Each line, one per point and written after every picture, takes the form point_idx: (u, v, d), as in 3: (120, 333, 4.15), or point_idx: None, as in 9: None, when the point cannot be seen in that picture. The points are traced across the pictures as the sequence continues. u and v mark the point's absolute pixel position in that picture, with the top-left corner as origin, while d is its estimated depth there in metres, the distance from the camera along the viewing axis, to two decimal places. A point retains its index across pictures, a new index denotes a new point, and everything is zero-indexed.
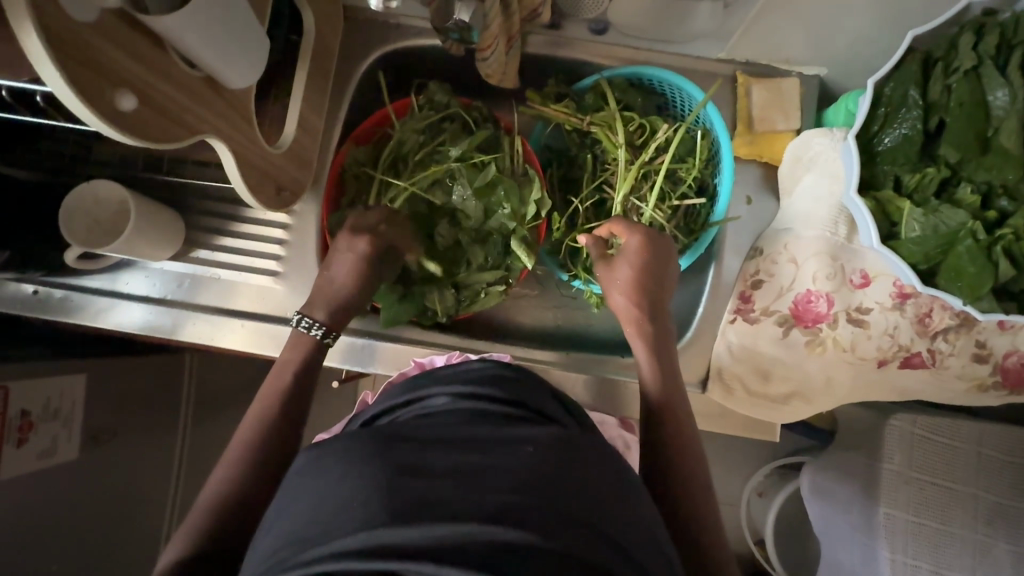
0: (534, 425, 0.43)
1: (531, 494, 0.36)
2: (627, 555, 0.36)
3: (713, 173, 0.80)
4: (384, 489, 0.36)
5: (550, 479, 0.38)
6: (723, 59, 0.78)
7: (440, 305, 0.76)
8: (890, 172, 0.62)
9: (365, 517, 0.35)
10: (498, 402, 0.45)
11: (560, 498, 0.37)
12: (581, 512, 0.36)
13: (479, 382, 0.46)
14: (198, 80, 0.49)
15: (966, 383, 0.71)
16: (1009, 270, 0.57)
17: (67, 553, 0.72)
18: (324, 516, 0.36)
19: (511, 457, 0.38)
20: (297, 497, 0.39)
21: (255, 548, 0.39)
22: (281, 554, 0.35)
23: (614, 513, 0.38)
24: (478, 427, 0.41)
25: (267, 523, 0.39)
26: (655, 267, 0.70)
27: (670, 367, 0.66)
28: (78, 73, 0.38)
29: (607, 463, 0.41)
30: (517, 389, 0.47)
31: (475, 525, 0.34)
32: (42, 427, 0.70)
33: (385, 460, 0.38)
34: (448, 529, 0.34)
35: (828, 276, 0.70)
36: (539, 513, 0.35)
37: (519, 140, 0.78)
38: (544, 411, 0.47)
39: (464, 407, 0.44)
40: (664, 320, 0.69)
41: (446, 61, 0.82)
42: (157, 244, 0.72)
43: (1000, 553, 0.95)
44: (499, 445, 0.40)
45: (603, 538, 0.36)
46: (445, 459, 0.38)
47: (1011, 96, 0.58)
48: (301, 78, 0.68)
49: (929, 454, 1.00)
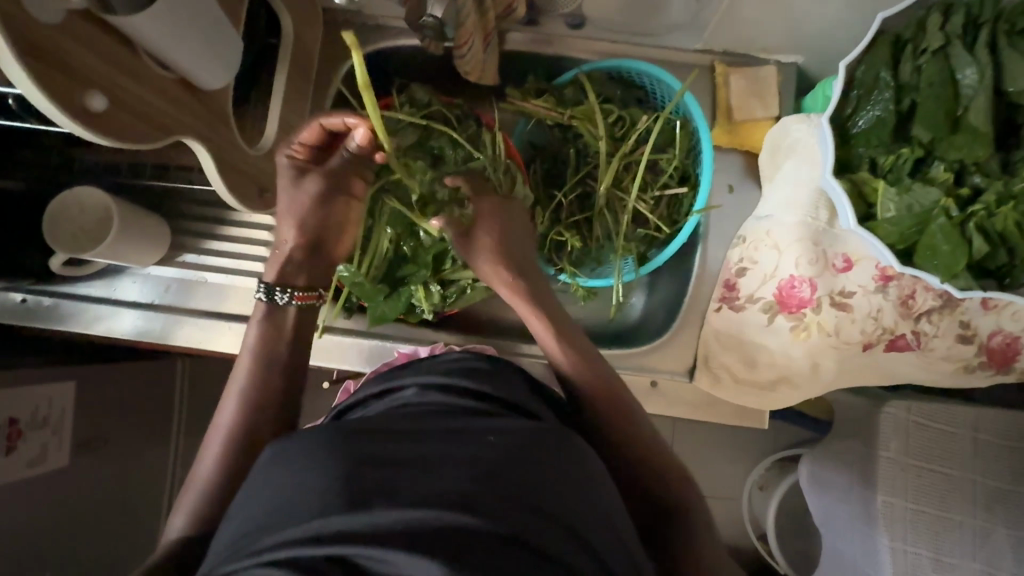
0: (499, 418, 0.45)
1: (489, 479, 0.38)
2: (584, 535, 0.38)
3: (694, 163, 0.81)
4: (343, 477, 0.38)
5: (507, 467, 0.40)
6: (701, 50, 0.79)
7: (426, 302, 0.77)
8: (867, 155, 0.63)
9: (322, 505, 0.37)
10: (468, 396, 0.48)
11: (516, 483, 0.39)
12: (541, 495, 0.39)
13: (452, 378, 0.49)
14: (171, 80, 0.50)
15: (952, 365, 0.71)
16: (982, 246, 0.58)
17: (59, 562, 0.72)
18: (283, 506, 0.38)
19: (470, 447, 0.41)
20: (262, 493, 0.40)
21: (222, 538, 0.40)
22: (240, 542, 0.37)
23: (570, 500, 0.40)
24: (444, 420, 0.44)
25: (233, 514, 0.41)
26: (506, 229, 0.71)
27: (578, 339, 0.66)
28: (46, 73, 0.38)
29: (573, 452, 0.44)
30: (489, 382, 0.50)
31: (428, 510, 0.36)
32: (31, 435, 0.69)
33: (347, 452, 0.40)
34: (399, 514, 0.35)
35: (811, 260, 0.69)
36: (497, 498, 0.37)
37: (500, 136, 0.78)
38: (515, 404, 0.49)
39: (434, 399, 0.47)
40: (537, 280, 0.70)
41: (427, 60, 0.83)
42: (142, 249, 0.72)
43: (998, 536, 0.95)
44: (461, 437, 0.42)
45: (553, 520, 0.37)
46: (407, 450, 0.41)
47: (980, 74, 0.59)
48: (280, 80, 0.69)
49: (925, 440, 0.99)
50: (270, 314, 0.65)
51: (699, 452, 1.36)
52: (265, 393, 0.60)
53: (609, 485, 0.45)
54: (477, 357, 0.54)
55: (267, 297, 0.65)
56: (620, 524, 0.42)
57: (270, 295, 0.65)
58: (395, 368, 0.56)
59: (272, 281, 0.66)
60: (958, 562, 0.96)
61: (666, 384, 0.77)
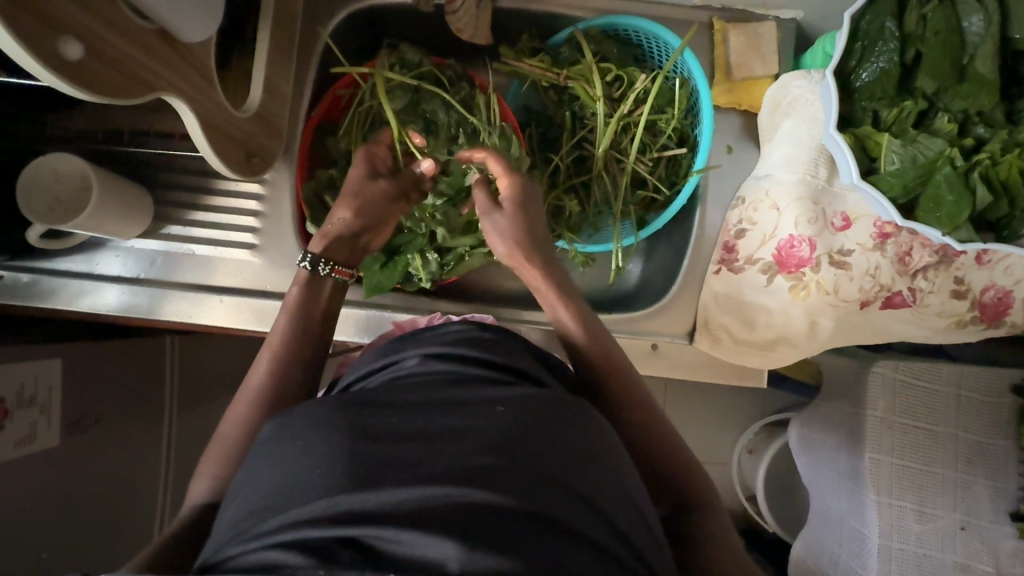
0: (505, 385, 0.45)
1: (501, 452, 0.38)
2: (591, 503, 0.38)
3: (693, 123, 0.80)
4: (347, 454, 0.39)
5: (516, 439, 0.40)
6: (699, 6, 0.77)
7: (423, 271, 0.76)
8: (869, 109, 0.63)
9: (328, 484, 0.37)
10: (471, 363, 0.47)
11: (530, 457, 0.39)
12: (552, 466, 0.39)
13: (452, 346, 0.49)
14: (151, 33, 0.47)
15: (946, 320, 0.71)
16: (986, 196, 0.58)
17: (51, 541, 0.71)
18: (287, 485, 0.38)
19: (478, 418, 0.41)
20: (262, 470, 0.41)
21: (226, 512, 0.41)
22: (240, 524, 0.38)
23: (575, 467, 0.40)
24: (448, 391, 0.44)
25: (232, 495, 0.42)
26: (532, 211, 0.70)
27: (593, 323, 0.66)
28: (18, 19, 0.36)
29: (579, 416, 0.44)
30: (493, 349, 0.49)
31: (440, 488, 0.36)
32: (19, 414, 0.67)
33: (348, 428, 0.40)
34: (410, 493, 0.36)
35: (810, 220, 0.69)
36: (513, 473, 0.37)
37: (495, 99, 0.77)
38: (520, 370, 0.49)
39: (436, 368, 0.47)
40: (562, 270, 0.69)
41: (415, 18, 0.79)
42: (123, 221, 0.69)
43: (980, 488, 1.00)
44: (467, 409, 0.42)
45: (566, 489, 0.38)
46: (412, 424, 0.41)
47: (986, 21, 0.59)
48: (263, 37, 0.65)
49: (910, 398, 1.01)
50: (310, 283, 0.67)
51: (690, 419, 1.38)
52: (291, 364, 0.62)
53: (614, 442, 0.45)
54: (479, 325, 0.53)
55: (311, 266, 0.68)
56: (624, 476, 0.43)
57: (314, 265, 0.68)
58: (397, 339, 0.55)
59: (318, 253, 0.69)
60: (940, 513, 1.00)
61: (666, 347, 0.76)
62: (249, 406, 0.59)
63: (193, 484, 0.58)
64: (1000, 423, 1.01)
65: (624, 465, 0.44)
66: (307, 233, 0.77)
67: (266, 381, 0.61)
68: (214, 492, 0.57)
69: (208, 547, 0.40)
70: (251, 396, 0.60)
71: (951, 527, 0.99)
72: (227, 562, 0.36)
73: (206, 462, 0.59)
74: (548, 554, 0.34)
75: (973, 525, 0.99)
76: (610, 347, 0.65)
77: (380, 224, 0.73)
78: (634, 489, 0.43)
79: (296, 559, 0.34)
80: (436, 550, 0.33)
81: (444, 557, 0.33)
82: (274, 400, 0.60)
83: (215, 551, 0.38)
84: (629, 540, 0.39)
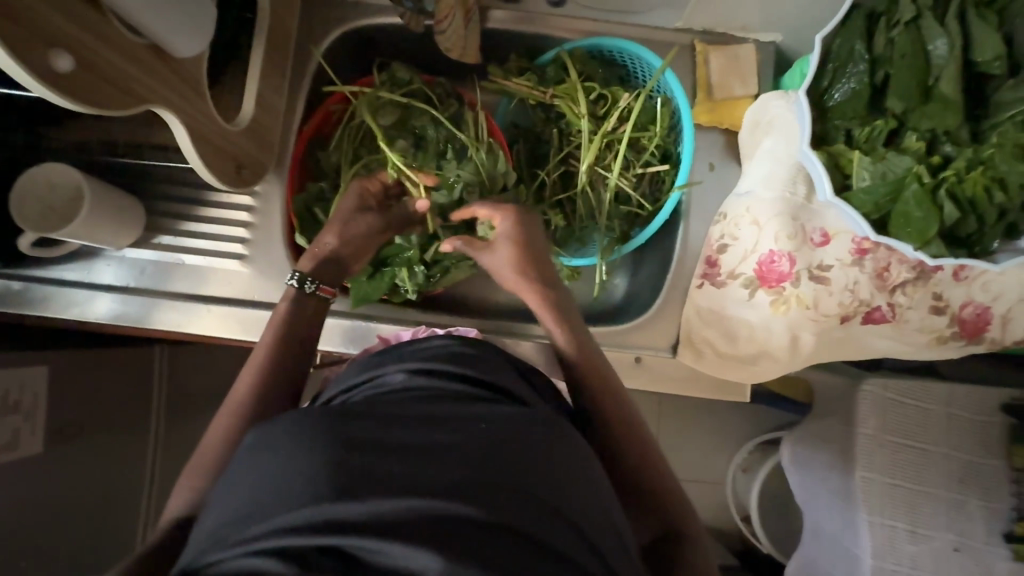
0: (482, 403, 0.46)
1: (478, 466, 0.39)
2: (563, 512, 0.39)
3: (676, 141, 0.82)
4: (330, 463, 0.39)
5: (493, 453, 0.40)
6: (681, 29, 0.80)
7: (410, 282, 0.76)
8: (842, 127, 0.65)
9: (311, 494, 0.37)
10: (451, 380, 0.48)
11: (511, 471, 0.39)
12: (526, 479, 0.39)
13: (432, 361, 0.49)
14: (144, 49, 0.49)
15: (927, 336, 0.72)
16: (953, 212, 0.60)
17: (31, 551, 0.70)
18: (269, 494, 0.39)
19: (458, 433, 0.41)
20: (241, 479, 0.41)
21: (205, 521, 0.41)
22: (221, 532, 0.38)
23: (547, 477, 0.40)
24: (426, 406, 0.44)
25: (210, 505, 0.42)
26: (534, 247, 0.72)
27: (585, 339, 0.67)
28: (12, 34, 0.38)
29: (550, 432, 0.44)
30: (473, 365, 0.50)
31: (423, 500, 0.36)
32: (3, 420, 0.68)
33: (332, 437, 0.41)
34: (393, 504, 0.36)
35: (790, 235, 0.70)
36: (491, 488, 0.38)
37: (483, 115, 0.79)
38: (498, 387, 0.49)
39: (416, 384, 0.48)
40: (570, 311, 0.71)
41: (408, 38, 0.82)
42: (114, 230, 0.70)
43: (972, 509, 0.99)
44: (445, 424, 0.42)
45: (542, 501, 0.38)
46: (391, 436, 0.41)
47: (949, 45, 0.62)
48: (257, 55, 0.67)
49: (900, 416, 1.01)
50: (298, 300, 0.69)
51: (683, 437, 1.37)
52: (275, 378, 0.63)
53: (588, 452, 0.46)
54: (461, 340, 0.54)
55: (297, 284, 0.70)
56: (598, 485, 0.43)
57: (301, 283, 0.70)
58: (378, 354, 0.56)
59: (305, 271, 0.71)
60: (932, 533, 0.99)
61: (650, 360, 0.77)
62: (234, 418, 0.60)
63: (173, 493, 0.58)
64: (990, 443, 1.01)
65: (598, 473, 0.45)
66: (296, 243, 0.78)
67: (249, 394, 0.61)
68: (193, 501, 0.56)
69: (185, 557, 0.39)
70: (232, 408, 0.60)
71: (943, 548, 0.98)
72: (207, 569, 0.36)
73: (187, 471, 0.59)
74: (525, 566, 0.34)
75: (967, 546, 0.98)
76: (601, 361, 0.66)
77: (369, 244, 0.75)
78: (605, 498, 0.43)
79: (277, 568, 0.34)
80: (415, 560, 0.33)
81: (423, 567, 0.33)
82: (257, 409, 0.60)
83: (195, 557, 0.38)
84: (602, 548, 0.39)
